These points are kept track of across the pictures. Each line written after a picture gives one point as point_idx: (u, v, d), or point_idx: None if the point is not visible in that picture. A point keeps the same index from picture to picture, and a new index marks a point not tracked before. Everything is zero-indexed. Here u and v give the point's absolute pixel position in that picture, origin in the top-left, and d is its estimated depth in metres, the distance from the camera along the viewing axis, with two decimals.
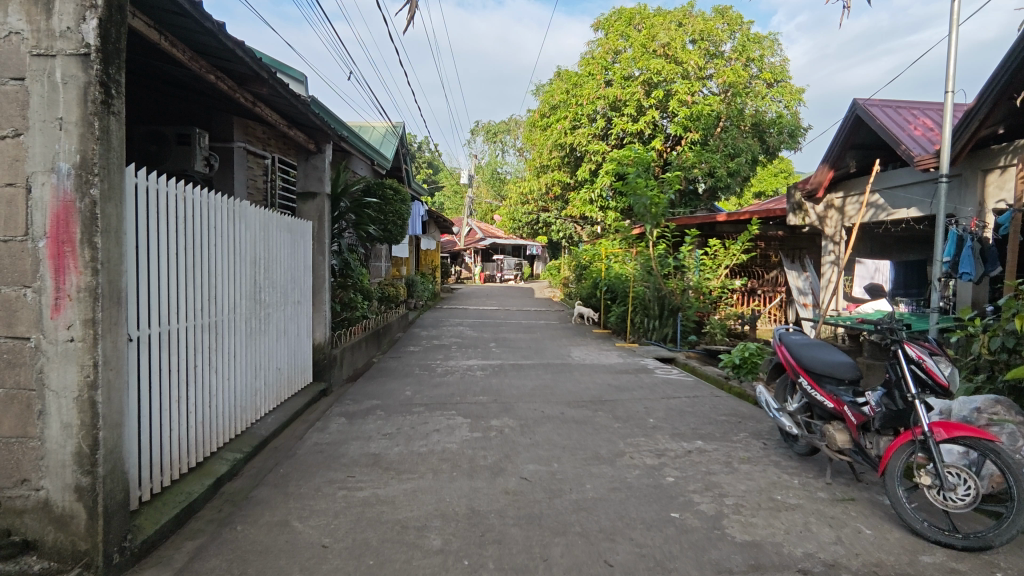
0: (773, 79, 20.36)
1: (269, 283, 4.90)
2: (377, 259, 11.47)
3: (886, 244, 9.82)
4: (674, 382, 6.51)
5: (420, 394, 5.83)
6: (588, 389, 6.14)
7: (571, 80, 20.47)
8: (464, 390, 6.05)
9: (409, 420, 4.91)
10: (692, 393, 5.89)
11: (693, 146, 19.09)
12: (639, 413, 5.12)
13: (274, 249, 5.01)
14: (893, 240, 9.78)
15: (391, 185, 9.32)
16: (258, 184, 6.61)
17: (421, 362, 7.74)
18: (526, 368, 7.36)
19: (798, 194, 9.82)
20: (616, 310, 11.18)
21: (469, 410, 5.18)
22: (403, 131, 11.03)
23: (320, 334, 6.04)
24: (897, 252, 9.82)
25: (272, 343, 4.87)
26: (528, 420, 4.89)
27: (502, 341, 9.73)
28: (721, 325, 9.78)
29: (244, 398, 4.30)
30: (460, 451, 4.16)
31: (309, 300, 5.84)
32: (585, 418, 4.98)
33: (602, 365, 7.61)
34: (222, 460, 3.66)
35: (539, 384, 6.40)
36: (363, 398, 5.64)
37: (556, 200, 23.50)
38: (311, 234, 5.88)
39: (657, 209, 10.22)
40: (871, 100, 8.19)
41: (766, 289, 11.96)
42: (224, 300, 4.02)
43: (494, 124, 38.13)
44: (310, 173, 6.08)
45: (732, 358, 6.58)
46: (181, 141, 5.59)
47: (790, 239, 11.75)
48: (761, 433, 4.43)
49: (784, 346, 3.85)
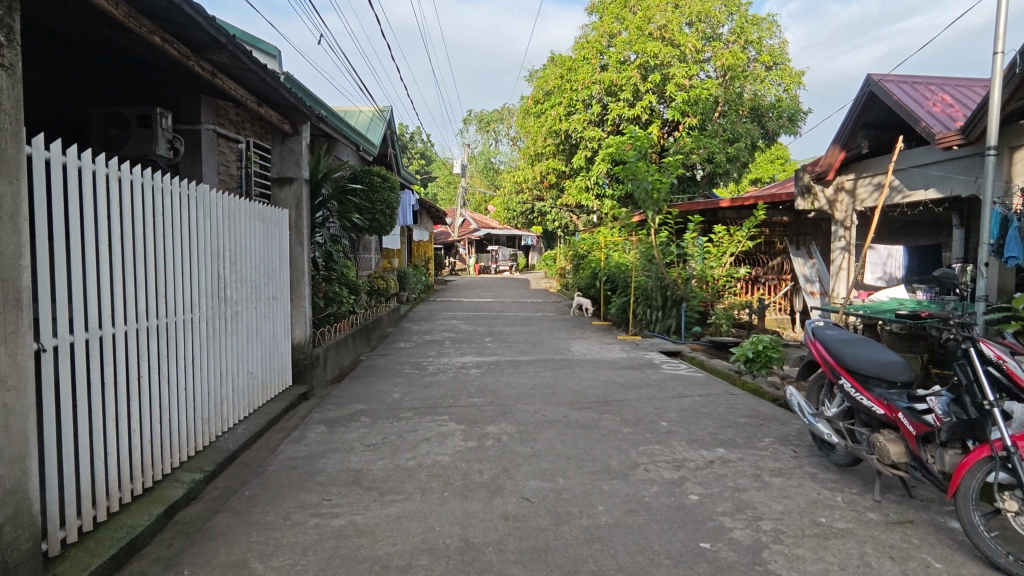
0: (773, 62, 19.79)
1: (237, 278, 4.41)
2: (366, 251, 10.96)
3: (893, 231, 9.34)
4: (684, 378, 6.06)
5: (410, 396, 5.36)
6: (592, 388, 5.67)
7: (566, 65, 19.86)
8: (458, 391, 5.58)
9: (397, 427, 4.45)
10: (705, 391, 5.44)
11: (691, 131, 18.58)
12: (649, 415, 4.67)
13: (243, 239, 4.52)
14: (901, 224, 9.37)
15: (380, 173, 8.99)
16: (231, 171, 6.04)
17: (412, 360, 7.25)
18: (524, 364, 6.89)
19: (807, 176, 9.29)
20: (617, 302, 10.70)
21: (462, 415, 4.71)
22: (390, 116, 10.47)
23: (300, 333, 5.54)
24: (905, 237, 9.43)
25: (241, 345, 4.40)
26: (528, 425, 4.43)
27: (499, 335, 9.26)
28: (726, 316, 9.46)
29: (208, 408, 3.82)
30: (453, 465, 3.69)
31: (286, 296, 5.35)
32: (591, 422, 4.51)
33: (604, 360, 7.16)
34: (176, 483, 3.18)
35: (538, 382, 5.93)
36: (347, 402, 5.16)
37: (552, 189, 22.97)
38: (286, 223, 5.35)
39: (658, 194, 9.75)
40: (885, 76, 7.64)
41: (770, 277, 11.51)
42: (177, 298, 3.52)
43: (487, 112, 37.45)
44: (287, 157, 5.50)
45: (745, 351, 6.14)
46: (142, 122, 5.01)
47: (794, 225, 11.28)
48: (788, 438, 3.98)
49: (819, 342, 3.38)
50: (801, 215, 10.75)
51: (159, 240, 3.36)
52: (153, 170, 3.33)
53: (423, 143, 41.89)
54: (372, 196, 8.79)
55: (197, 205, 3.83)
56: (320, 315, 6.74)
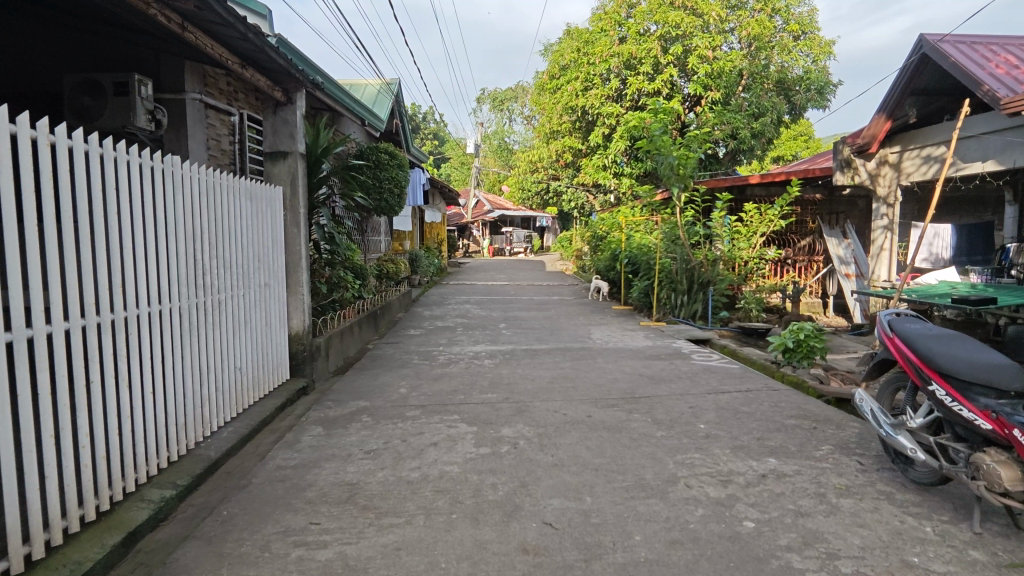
0: (800, 31, 18.50)
1: (222, 265, 3.95)
2: (374, 233, 10.49)
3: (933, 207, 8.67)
4: (717, 370, 5.52)
5: (417, 391, 4.90)
6: (616, 383, 5.14)
7: (582, 38, 19.01)
8: (470, 384, 5.10)
9: (400, 429, 3.98)
10: (743, 386, 4.89)
11: (713, 106, 17.73)
12: (684, 415, 4.14)
13: (231, 220, 4.05)
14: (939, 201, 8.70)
15: (387, 149, 8.49)
16: (224, 146, 5.60)
17: (420, 349, 6.79)
18: (541, 354, 6.38)
19: (847, 150, 8.48)
20: (638, 286, 10.01)
21: (474, 414, 4.23)
22: (398, 90, 9.90)
23: (297, 322, 5.08)
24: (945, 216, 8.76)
25: (227, 338, 3.95)
26: (548, 428, 3.94)
27: (514, 322, 8.75)
28: (756, 300, 9.03)
29: (186, 411, 3.37)
30: (462, 476, 3.22)
31: (282, 282, 4.89)
32: (619, 425, 3.99)
33: (628, 348, 6.63)
34: (141, 504, 2.75)
35: (557, 375, 5.42)
36: (349, 399, 4.70)
37: (568, 168, 22.26)
38: (281, 202, 4.87)
39: (684, 169, 9.10)
40: (941, 35, 6.88)
41: (801, 259, 10.84)
42: (150, 287, 3.06)
43: (501, 90, 36.51)
44: (279, 129, 5.00)
45: (785, 340, 5.66)
46: (118, 90, 4.58)
47: (827, 202, 10.59)
48: (848, 446, 3.44)
49: (899, 339, 2.82)
50: (834, 190, 10.07)
51: (130, 219, 2.89)
52: (120, 140, 2.82)
53: (435, 123, 41.08)
54: (377, 173, 8.30)
55: (177, 181, 3.36)
56: (319, 302, 6.30)
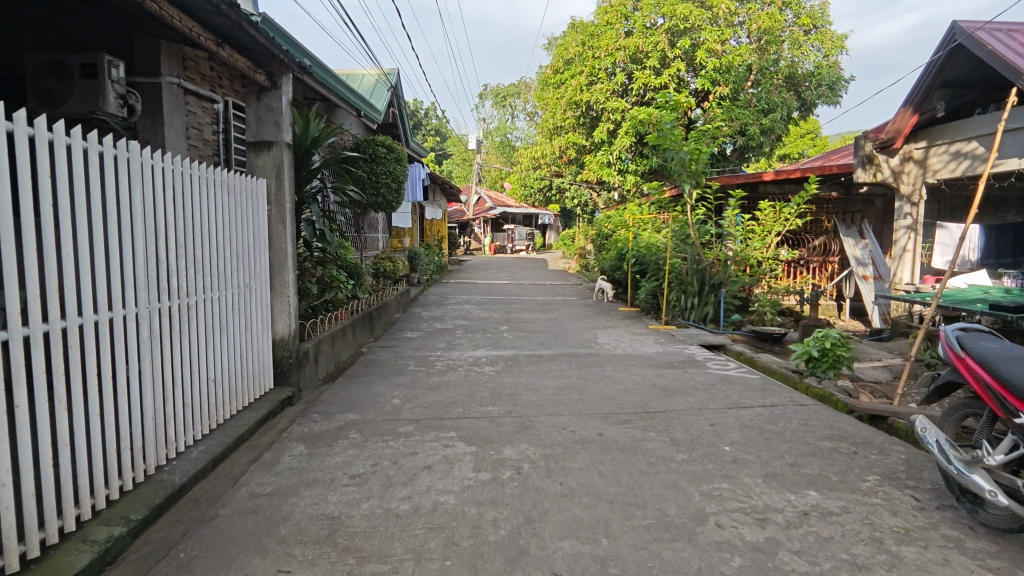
0: (811, 26, 18.10)
1: (194, 266, 3.53)
2: (371, 230, 10.10)
3: (953, 204, 8.28)
4: (736, 381, 5.12)
5: (411, 402, 4.50)
6: (627, 394, 4.73)
7: (588, 31, 18.58)
8: (469, 395, 4.71)
9: (391, 448, 3.58)
10: (767, 400, 4.47)
11: (722, 102, 17.35)
12: (705, 435, 3.74)
13: (204, 214, 3.64)
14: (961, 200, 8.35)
15: (384, 143, 8.11)
16: (206, 135, 5.19)
17: (417, 353, 6.40)
18: (545, 361, 5.97)
19: (868, 145, 8.07)
20: (647, 286, 9.57)
21: (473, 432, 3.83)
22: (396, 80, 9.49)
23: (281, 326, 4.67)
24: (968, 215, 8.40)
25: (201, 347, 3.54)
26: (556, 448, 3.54)
27: (516, 324, 8.33)
28: (770, 303, 8.66)
29: (149, 431, 2.95)
30: (459, 509, 2.81)
31: (263, 283, 4.48)
32: (634, 446, 3.59)
33: (638, 355, 6.23)
34: (83, 546, 2.32)
35: (563, 385, 5.01)
36: (338, 411, 4.31)
37: (572, 165, 21.82)
38: (263, 195, 4.46)
39: (696, 165, 8.68)
40: (976, 22, 6.47)
41: (815, 259, 10.47)
42: (103, 288, 2.64)
43: (504, 86, 36.05)
44: (263, 116, 4.57)
45: (809, 348, 5.29)
46: (86, 72, 4.16)
47: (841, 200, 10.34)
48: (898, 476, 3.04)
49: (975, 360, 2.45)
50: (851, 188, 9.93)
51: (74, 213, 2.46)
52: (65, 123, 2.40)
53: (436, 119, 40.60)
54: (375, 167, 7.94)
55: (139, 170, 2.94)
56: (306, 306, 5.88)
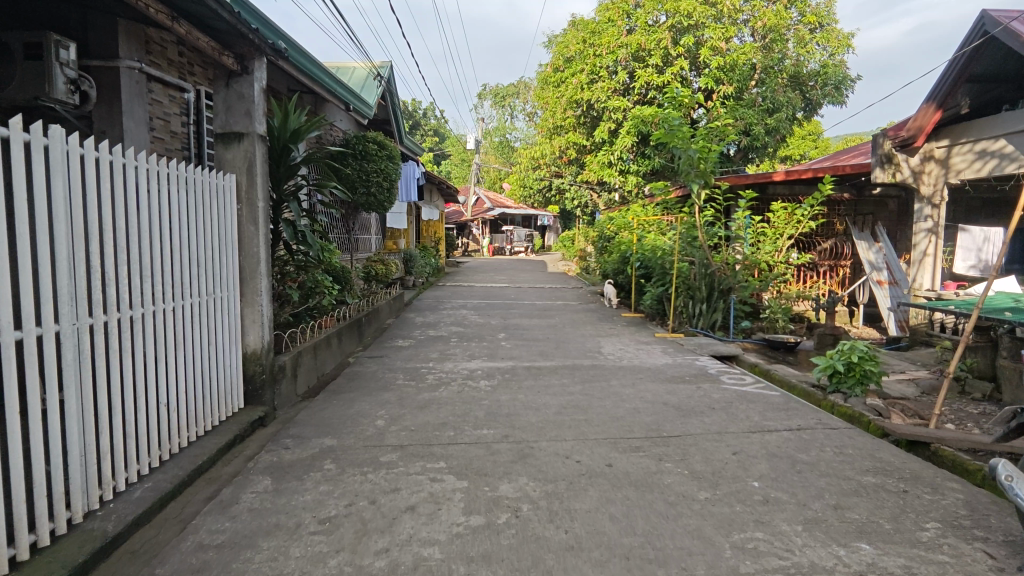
0: (817, 24, 17.69)
1: (145, 273, 3.06)
2: (363, 231, 9.65)
3: (971, 207, 7.92)
4: (756, 398, 4.66)
5: (397, 424, 4.04)
6: (636, 416, 4.26)
7: (589, 28, 18.18)
8: (462, 415, 4.24)
9: (372, 483, 3.13)
10: (793, 422, 4.01)
11: (726, 101, 16.86)
12: (730, 466, 3.27)
13: (158, 214, 3.19)
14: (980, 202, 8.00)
15: (376, 139, 7.69)
16: (174, 127, 4.74)
17: (407, 364, 5.93)
18: (546, 374, 5.50)
19: (888, 143, 7.59)
20: (652, 291, 9.12)
21: (464, 462, 3.36)
22: (388, 74, 9.01)
23: (253, 338, 4.20)
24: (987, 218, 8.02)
25: (150, 366, 3.06)
26: (560, 484, 3.08)
27: (515, 332, 7.86)
28: (783, 309, 8.24)
29: (80, 471, 2.49)
30: (446, 567, 2.35)
31: (230, 291, 4.00)
32: (649, 482, 3.12)
33: (646, 367, 5.76)
34: None
35: (567, 403, 4.54)
36: (314, 435, 3.84)
37: (572, 165, 21.36)
38: (231, 193, 4.00)
39: (705, 164, 8.24)
40: (1008, 11, 6.06)
41: (825, 263, 10.02)
42: (25, 302, 2.18)
43: (503, 86, 35.65)
44: (234, 104, 4.10)
45: (834, 363, 4.86)
46: (30, 53, 3.71)
47: (853, 201, 10.00)
48: (961, 524, 2.58)
49: None
50: (864, 189, 9.62)
51: None
52: None
53: (435, 119, 40.17)
54: (364, 165, 7.53)
55: (78, 165, 2.49)
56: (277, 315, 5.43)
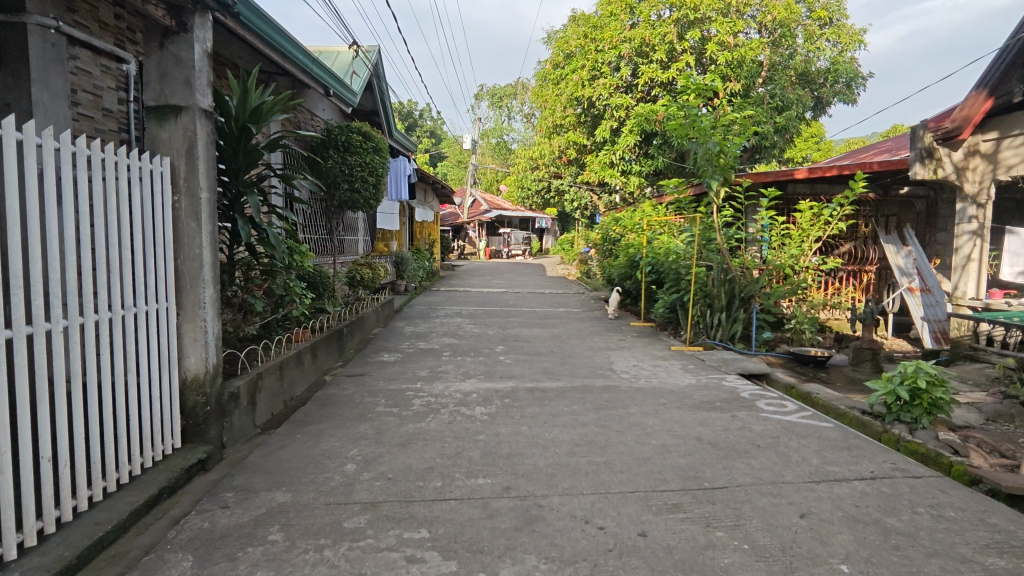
0: (827, 19, 17.01)
1: (16, 283, 2.24)
2: (349, 232, 8.86)
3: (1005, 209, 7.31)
4: (806, 432, 3.88)
5: (371, 470, 3.24)
6: (667, 458, 3.44)
7: (590, 23, 17.38)
8: (452, 457, 3.44)
9: (329, 564, 2.33)
10: (864, 469, 3.23)
11: (734, 98, 16.08)
12: (804, 539, 2.49)
13: (43, 203, 2.37)
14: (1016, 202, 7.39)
15: (360, 129, 6.89)
16: (107, 104, 3.96)
17: (392, 385, 5.13)
18: (553, 398, 4.68)
19: (929, 136, 6.94)
20: (664, 299, 8.33)
21: (454, 531, 2.57)
22: (377, 58, 8.14)
23: (193, 360, 3.38)
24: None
25: (25, 409, 2.23)
26: (580, 568, 2.29)
27: (514, 344, 7.04)
28: (809, 318, 7.58)
29: None
30: None
31: (162, 303, 3.18)
32: (700, 564, 2.32)
33: (668, 390, 4.97)
34: None
35: (579, 439, 3.74)
36: (263, 487, 3.04)
37: (572, 165, 20.59)
38: (162, 181, 3.18)
39: (725, 159, 7.48)
40: None
41: (849, 268, 9.19)
42: None
43: (500, 86, 34.90)
44: (168, 71, 3.29)
45: (896, 389, 4.09)
46: None
47: (877, 201, 9.25)
48: None
49: None
50: (891, 187, 8.88)
51: None
52: None
53: (431, 119, 39.32)
54: (346, 158, 6.76)
55: None
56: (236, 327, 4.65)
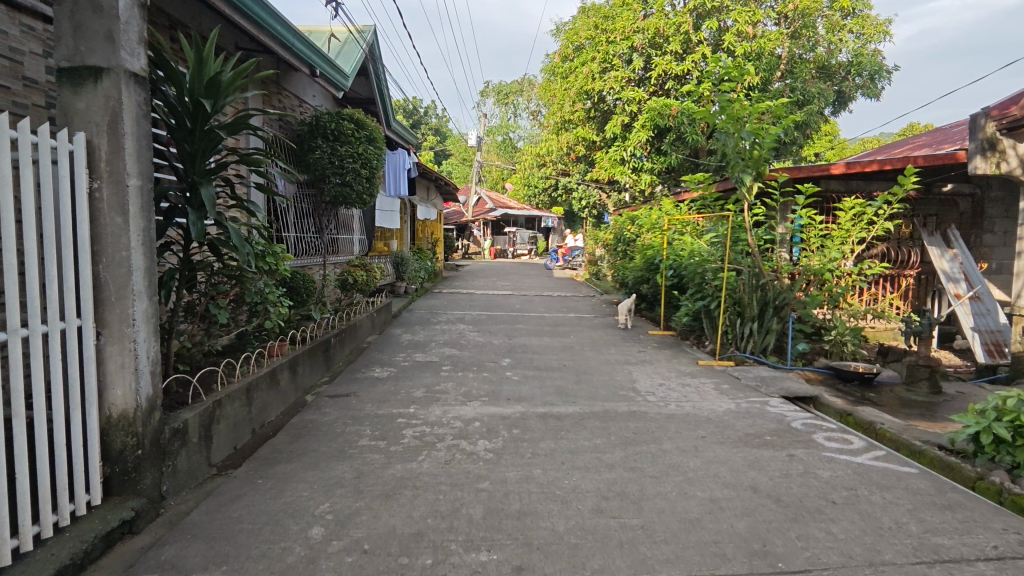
0: (850, 9, 16.17)
1: None
2: (343, 230, 8.13)
3: None
4: (888, 481, 3.13)
5: (342, 538, 2.51)
6: (721, 520, 2.69)
7: (602, 13, 16.50)
8: (448, 516, 2.70)
9: None
10: (981, 542, 2.49)
11: (752, 92, 15.21)
12: None
13: None
14: None
15: (353, 116, 6.14)
16: (31, 73, 3.25)
17: (381, 409, 4.40)
18: (570, 430, 3.93)
19: (992, 126, 6.16)
20: (687, 306, 7.59)
21: None
22: (374, 39, 7.42)
23: (119, 394, 2.65)
24: None
25: None
26: None
27: (521, 357, 6.30)
28: (851, 329, 6.84)
29: None
30: None
31: (75, 320, 2.45)
32: None
33: (705, 418, 4.22)
34: None
35: (607, 489, 3.00)
36: (198, 565, 2.32)
37: (580, 162, 19.78)
38: (73, 163, 2.43)
39: (759, 153, 6.71)
40: None
41: (889, 273, 8.36)
42: None
43: (506, 84, 34.32)
44: (85, 23, 2.55)
45: (991, 427, 3.29)
46: None
47: (918, 201, 8.38)
48: None
49: None
50: (932, 184, 8.16)
51: None
52: None
53: (435, 116, 38.73)
54: (337, 148, 6.03)
55: None
56: (196, 343, 3.93)
